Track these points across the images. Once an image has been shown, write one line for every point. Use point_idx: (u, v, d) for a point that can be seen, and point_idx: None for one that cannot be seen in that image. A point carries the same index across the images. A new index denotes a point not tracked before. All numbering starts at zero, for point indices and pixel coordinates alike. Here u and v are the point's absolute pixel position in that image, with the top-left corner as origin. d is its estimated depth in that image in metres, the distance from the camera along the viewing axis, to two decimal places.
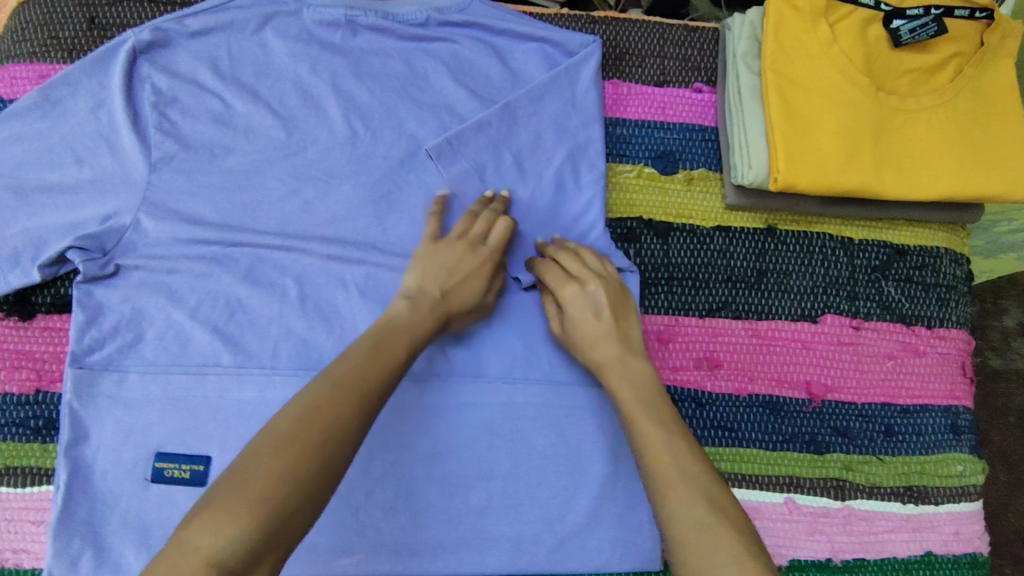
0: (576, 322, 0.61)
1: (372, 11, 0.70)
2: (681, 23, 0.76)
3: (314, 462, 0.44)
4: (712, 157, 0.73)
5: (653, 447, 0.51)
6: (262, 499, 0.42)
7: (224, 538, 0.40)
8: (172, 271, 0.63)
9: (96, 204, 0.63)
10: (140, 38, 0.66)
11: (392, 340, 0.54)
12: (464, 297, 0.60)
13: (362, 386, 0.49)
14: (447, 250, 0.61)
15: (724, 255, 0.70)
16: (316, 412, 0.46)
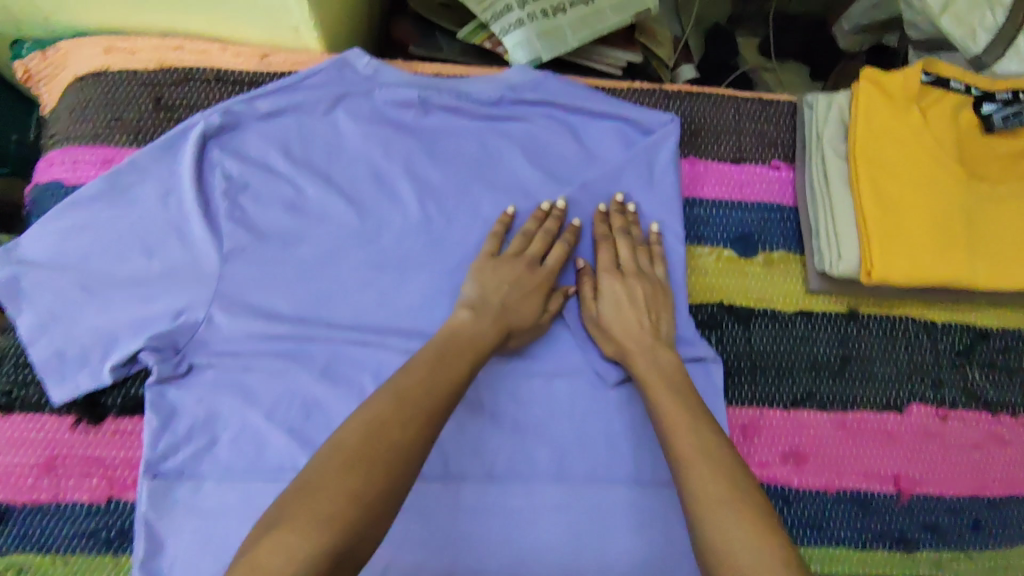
0: (612, 308, 0.62)
1: (444, 91, 0.68)
2: (755, 97, 0.74)
3: (379, 486, 0.44)
4: (792, 238, 0.70)
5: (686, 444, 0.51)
6: (332, 517, 0.41)
7: (292, 552, 0.39)
8: (247, 370, 0.61)
9: (167, 299, 0.61)
10: (210, 122, 0.64)
11: (454, 356, 0.55)
12: (519, 312, 0.61)
13: (421, 404, 0.50)
14: (508, 266, 0.62)
15: (807, 343, 0.68)
16: (380, 430, 0.47)
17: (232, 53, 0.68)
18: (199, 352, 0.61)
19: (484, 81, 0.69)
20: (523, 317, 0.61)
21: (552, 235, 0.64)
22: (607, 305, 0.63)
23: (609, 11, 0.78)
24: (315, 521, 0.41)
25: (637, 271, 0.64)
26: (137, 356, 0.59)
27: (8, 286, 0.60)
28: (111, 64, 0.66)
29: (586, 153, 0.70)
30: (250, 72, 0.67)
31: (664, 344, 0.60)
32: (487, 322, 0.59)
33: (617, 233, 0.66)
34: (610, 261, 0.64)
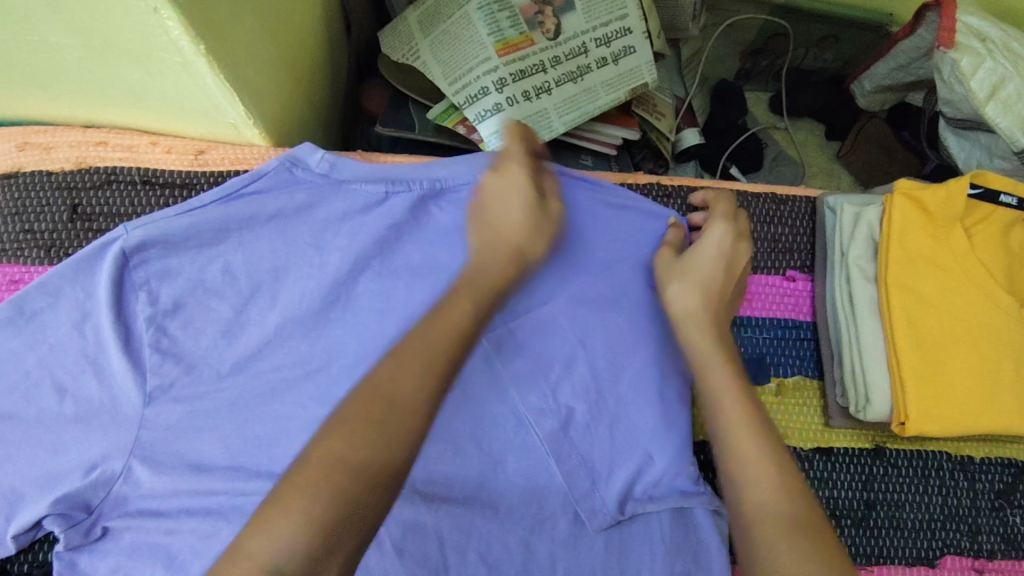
0: (705, 250, 0.57)
1: (413, 183, 0.59)
2: (767, 193, 0.65)
3: (384, 467, 0.37)
4: (808, 361, 0.62)
5: (747, 443, 0.46)
6: (333, 499, 0.34)
7: (284, 538, 0.33)
8: (171, 533, 0.52)
9: (78, 450, 0.52)
10: (131, 238, 0.54)
11: (468, 293, 0.47)
12: (519, 208, 0.51)
13: (436, 359, 0.41)
14: (505, 179, 0.51)
15: (825, 486, 0.59)
16: (384, 398, 0.38)
17: (163, 148, 0.58)
18: (115, 512, 0.52)
19: (459, 164, 0.60)
20: (537, 245, 0.52)
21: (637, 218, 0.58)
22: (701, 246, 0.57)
23: (600, 88, 0.69)
24: (315, 498, 0.34)
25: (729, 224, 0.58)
26: (41, 521, 0.51)
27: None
28: (24, 163, 0.57)
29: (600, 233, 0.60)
30: (183, 172, 0.59)
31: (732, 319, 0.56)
32: (505, 250, 0.50)
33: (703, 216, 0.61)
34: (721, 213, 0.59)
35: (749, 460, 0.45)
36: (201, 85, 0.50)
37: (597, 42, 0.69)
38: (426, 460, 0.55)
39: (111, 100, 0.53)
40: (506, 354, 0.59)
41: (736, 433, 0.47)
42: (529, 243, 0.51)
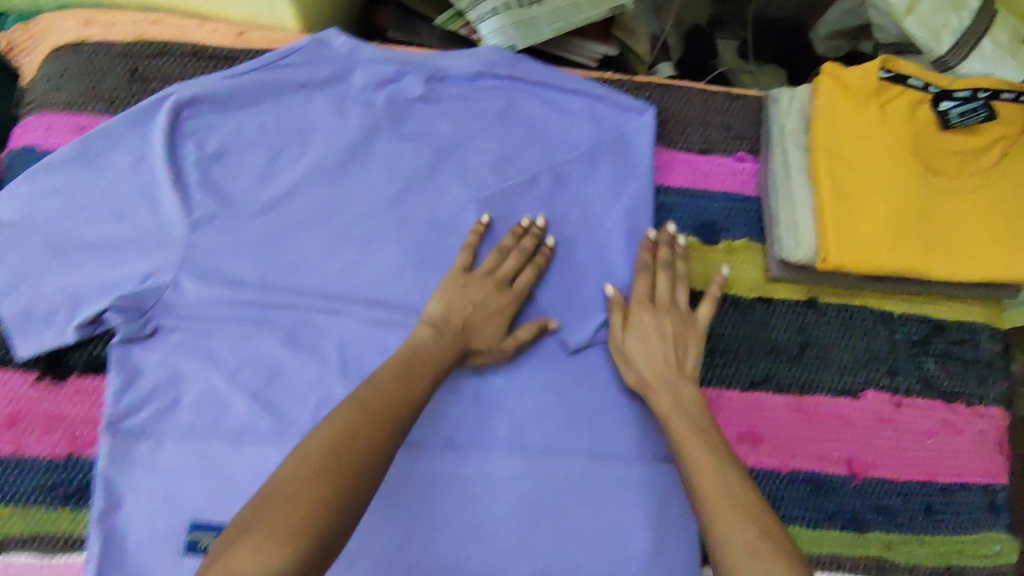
0: (634, 341, 0.63)
1: (423, 68, 0.70)
2: (723, 90, 0.76)
3: (343, 492, 0.45)
4: (755, 227, 0.72)
5: (703, 482, 0.53)
6: (310, 522, 0.42)
7: (266, 561, 0.40)
8: (212, 334, 0.62)
9: (135, 263, 0.62)
10: (184, 93, 0.65)
11: (417, 379, 0.55)
12: (495, 318, 0.62)
13: (396, 410, 0.52)
14: (478, 286, 0.62)
15: (765, 327, 0.70)
16: (345, 440, 0.48)
17: (209, 29, 0.69)
18: (165, 314, 0.62)
19: (462, 56, 0.71)
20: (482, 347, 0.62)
21: (525, 253, 0.65)
22: (634, 336, 0.64)
23: (585, 5, 0.80)
24: (286, 523, 0.42)
25: (667, 303, 0.65)
26: (103, 316, 0.60)
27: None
28: (91, 34, 0.68)
29: (575, 118, 0.72)
30: (226, 46, 0.69)
31: (687, 379, 0.61)
32: (450, 341, 0.59)
33: (659, 265, 0.66)
34: (644, 292, 0.65)
35: (699, 474, 0.53)
36: None
37: None
38: (429, 290, 0.66)
39: None
40: (497, 213, 0.68)
41: (700, 468, 0.54)
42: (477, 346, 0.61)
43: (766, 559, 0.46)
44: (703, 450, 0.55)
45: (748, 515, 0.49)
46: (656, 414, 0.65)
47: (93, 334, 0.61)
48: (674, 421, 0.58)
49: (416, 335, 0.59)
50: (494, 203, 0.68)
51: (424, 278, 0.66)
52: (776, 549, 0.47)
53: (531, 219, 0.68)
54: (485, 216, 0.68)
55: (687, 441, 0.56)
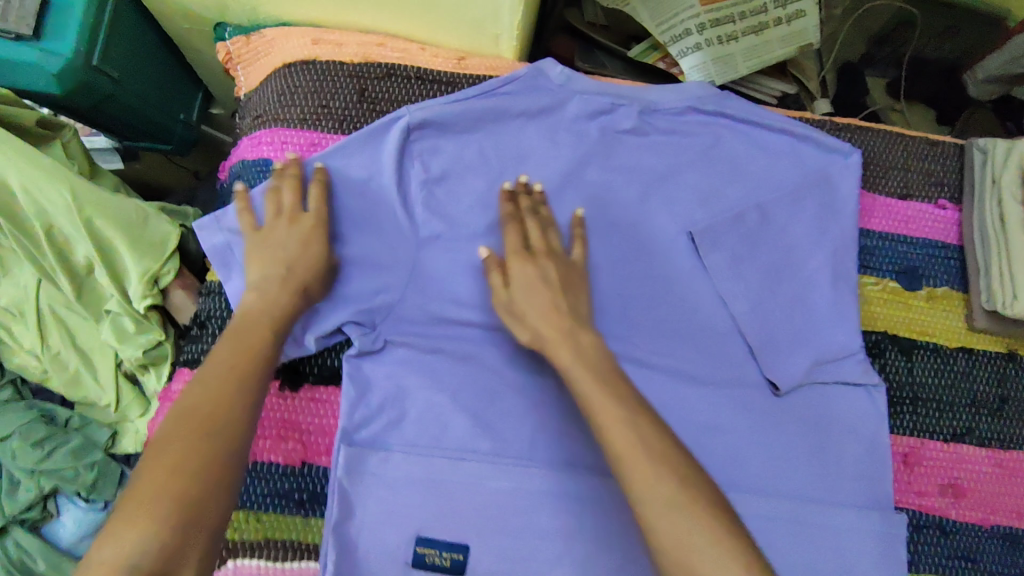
0: (520, 294, 0.58)
1: (636, 101, 0.70)
2: (922, 136, 0.76)
3: (213, 463, 0.45)
4: (955, 276, 0.72)
5: (618, 438, 0.47)
6: (175, 502, 0.43)
7: (143, 547, 0.41)
8: (436, 352, 0.64)
9: (368, 280, 0.64)
10: (415, 115, 0.65)
11: (251, 334, 0.54)
12: (300, 256, 0.59)
13: (252, 369, 0.51)
14: (275, 231, 0.60)
15: (967, 379, 0.70)
16: (185, 415, 0.47)
17: (430, 54, 0.71)
18: (393, 329, 0.64)
19: (672, 91, 0.71)
20: (319, 279, 0.60)
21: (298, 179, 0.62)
22: (519, 293, 0.58)
23: (776, 43, 0.81)
24: (157, 502, 0.43)
25: (546, 251, 0.60)
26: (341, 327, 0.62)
27: (218, 252, 0.63)
28: (319, 54, 0.70)
29: (779, 157, 0.72)
30: (448, 72, 0.71)
31: (585, 326, 0.55)
32: (292, 286, 0.58)
33: (524, 213, 0.62)
34: (516, 245, 0.60)
35: (626, 468, 0.46)
36: None
37: (776, 4, 0.80)
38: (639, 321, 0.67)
39: (408, 4, 0.67)
40: (706, 249, 0.68)
41: (612, 432, 0.48)
42: (310, 277, 0.59)
43: (689, 517, 0.44)
44: (621, 398, 0.49)
45: (670, 472, 0.45)
46: (860, 458, 0.65)
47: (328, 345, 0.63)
48: (577, 382, 0.52)
49: (263, 293, 0.57)
50: (705, 238, 0.68)
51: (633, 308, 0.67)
52: (717, 539, 0.43)
53: (738, 255, 0.68)
54: (695, 249, 0.69)
55: (581, 384, 0.51)
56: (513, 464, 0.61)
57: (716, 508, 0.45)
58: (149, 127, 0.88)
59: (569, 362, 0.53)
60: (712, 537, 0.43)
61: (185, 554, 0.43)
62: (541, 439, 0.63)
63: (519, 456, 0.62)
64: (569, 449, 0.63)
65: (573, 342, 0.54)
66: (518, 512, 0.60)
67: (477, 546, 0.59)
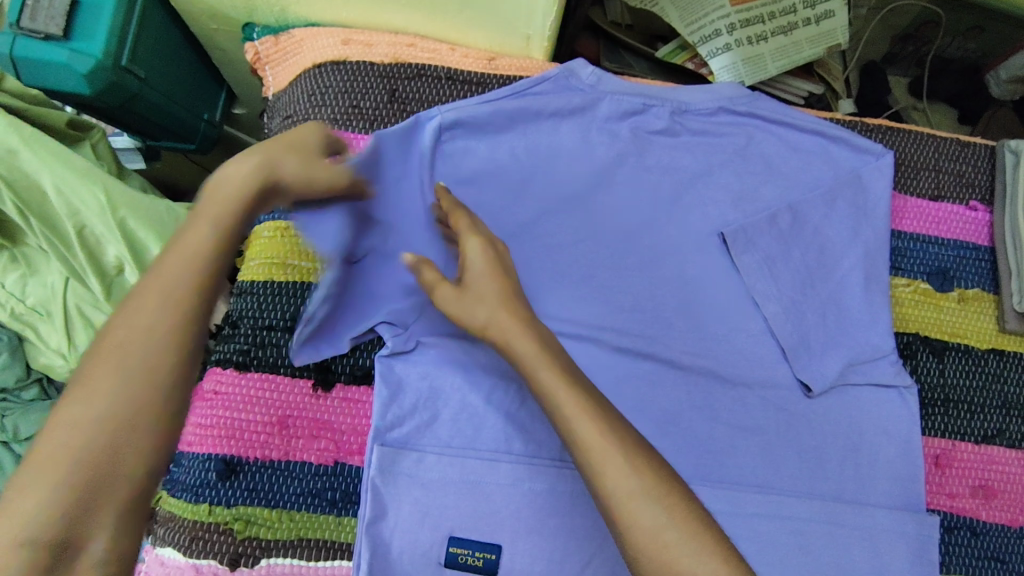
0: (471, 273, 0.58)
1: (667, 102, 0.70)
2: (952, 137, 0.75)
3: (130, 413, 0.44)
4: (986, 277, 0.72)
5: (584, 428, 0.48)
6: (71, 455, 0.42)
7: (46, 506, 0.40)
8: (469, 353, 0.63)
9: (398, 278, 0.64)
10: (446, 116, 0.65)
11: (195, 246, 0.49)
12: (295, 152, 0.56)
13: (179, 291, 0.47)
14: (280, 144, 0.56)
15: (998, 380, 0.69)
16: (105, 354, 0.45)
17: (460, 54, 0.72)
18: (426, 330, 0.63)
19: (703, 92, 0.71)
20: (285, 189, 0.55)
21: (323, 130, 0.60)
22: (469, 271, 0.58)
23: (805, 43, 0.80)
24: (56, 456, 0.42)
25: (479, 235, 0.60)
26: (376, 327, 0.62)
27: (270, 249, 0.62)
28: (349, 54, 0.70)
29: (810, 157, 0.72)
30: (479, 72, 0.71)
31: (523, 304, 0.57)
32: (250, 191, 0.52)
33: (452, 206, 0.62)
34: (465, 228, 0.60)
35: (599, 462, 0.47)
36: None
37: (805, 4, 0.80)
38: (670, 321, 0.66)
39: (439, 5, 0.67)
40: (739, 249, 0.68)
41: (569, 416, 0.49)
42: (287, 167, 0.55)
43: (659, 507, 0.45)
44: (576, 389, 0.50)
45: (638, 464, 0.46)
46: (893, 459, 0.65)
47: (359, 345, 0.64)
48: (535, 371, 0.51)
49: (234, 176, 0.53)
50: (737, 238, 0.68)
51: (665, 309, 0.67)
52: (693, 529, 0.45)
53: (770, 255, 0.68)
54: (726, 249, 0.69)
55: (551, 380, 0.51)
56: (547, 465, 0.61)
57: (685, 511, 0.46)
58: (174, 126, 0.87)
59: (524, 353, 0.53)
60: (684, 527, 0.45)
61: (95, 509, 0.42)
62: None
63: (553, 457, 0.62)
64: None
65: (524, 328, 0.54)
66: (553, 513, 0.60)
67: (511, 546, 0.59)
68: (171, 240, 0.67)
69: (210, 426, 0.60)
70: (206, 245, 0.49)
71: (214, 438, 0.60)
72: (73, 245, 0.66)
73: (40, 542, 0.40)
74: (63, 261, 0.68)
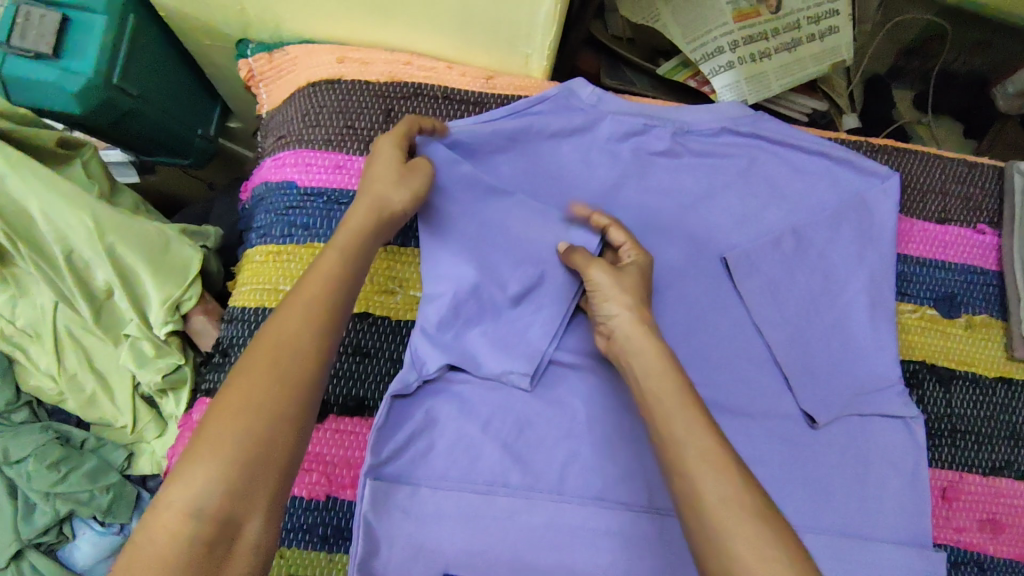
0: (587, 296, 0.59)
1: (669, 122, 0.69)
2: (960, 158, 0.74)
3: (292, 399, 0.45)
4: (994, 303, 0.70)
5: (684, 434, 0.45)
6: (242, 439, 0.43)
7: (201, 485, 0.41)
8: (466, 381, 0.62)
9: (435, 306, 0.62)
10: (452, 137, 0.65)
11: (333, 258, 0.52)
12: (384, 175, 0.57)
13: (317, 301, 0.49)
14: (380, 153, 0.59)
15: (1006, 410, 0.68)
16: (284, 354, 0.46)
17: (458, 73, 0.70)
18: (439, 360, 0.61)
19: (706, 111, 0.70)
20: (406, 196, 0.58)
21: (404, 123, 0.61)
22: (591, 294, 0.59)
23: (809, 60, 0.79)
24: (230, 441, 0.42)
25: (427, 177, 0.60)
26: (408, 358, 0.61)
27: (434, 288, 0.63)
28: (345, 72, 0.68)
29: (815, 180, 0.70)
30: (476, 91, 0.70)
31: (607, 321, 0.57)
32: (374, 213, 0.56)
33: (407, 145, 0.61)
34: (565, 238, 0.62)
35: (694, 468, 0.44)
36: (530, 14, 0.61)
37: (809, 20, 0.79)
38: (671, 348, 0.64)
39: (436, 22, 0.65)
40: (742, 275, 0.66)
41: (674, 421, 0.46)
42: (393, 192, 0.57)
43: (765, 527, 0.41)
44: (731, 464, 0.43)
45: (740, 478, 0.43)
46: (899, 491, 0.63)
47: (365, 378, 0.62)
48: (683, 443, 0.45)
49: (357, 213, 0.55)
50: (740, 264, 0.67)
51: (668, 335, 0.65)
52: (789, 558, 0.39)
53: (773, 281, 0.67)
54: (729, 274, 0.67)
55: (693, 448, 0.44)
56: (546, 499, 0.60)
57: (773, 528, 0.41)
58: (167, 142, 0.86)
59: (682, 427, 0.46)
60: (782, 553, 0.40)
61: (249, 496, 0.42)
62: (573, 472, 0.61)
63: (551, 490, 0.60)
64: (602, 483, 0.61)
65: (681, 393, 0.48)
66: (550, 548, 0.58)
67: None
68: (170, 267, 0.64)
69: None
70: (344, 265, 0.52)
71: None
72: (61, 270, 0.65)
73: (206, 516, 0.40)
74: (51, 284, 0.66)
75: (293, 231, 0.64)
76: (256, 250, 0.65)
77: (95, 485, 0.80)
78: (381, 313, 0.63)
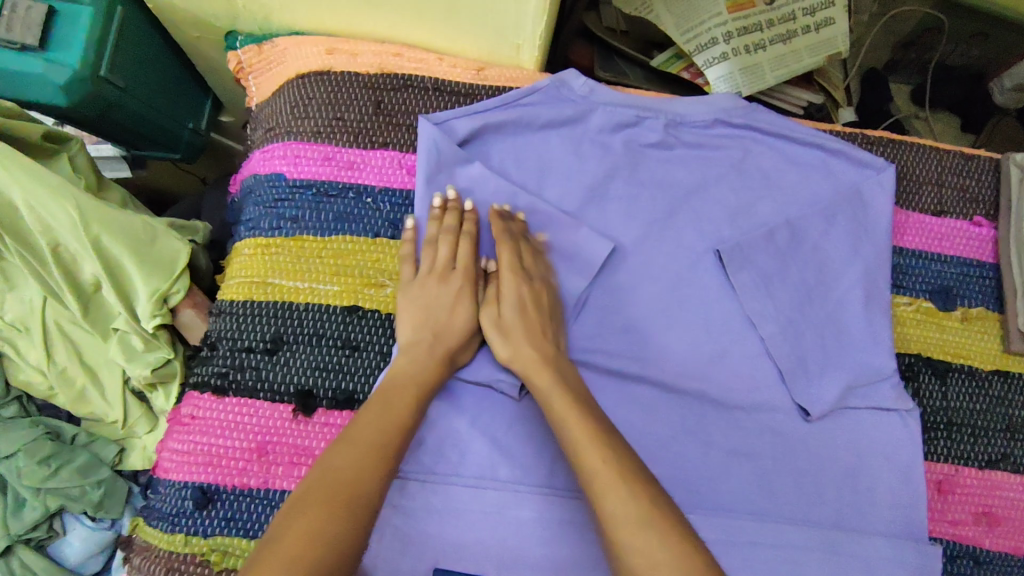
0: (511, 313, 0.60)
1: (661, 114, 0.69)
2: (956, 150, 0.73)
3: (359, 516, 0.43)
4: (990, 296, 0.70)
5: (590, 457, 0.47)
6: (317, 552, 0.40)
7: None
8: (455, 377, 0.61)
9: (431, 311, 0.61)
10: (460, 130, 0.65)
11: (399, 398, 0.53)
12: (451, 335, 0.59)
13: (391, 428, 0.51)
14: (426, 287, 0.60)
15: (1002, 403, 0.67)
16: (355, 477, 0.45)
17: (448, 64, 0.69)
18: None
19: (697, 103, 0.70)
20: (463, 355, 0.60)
21: (456, 231, 0.62)
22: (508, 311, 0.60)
23: (804, 52, 0.78)
24: (301, 547, 0.40)
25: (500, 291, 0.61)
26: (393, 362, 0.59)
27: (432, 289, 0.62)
28: (334, 64, 0.68)
29: (809, 173, 0.70)
30: (467, 83, 0.69)
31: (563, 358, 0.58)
32: (439, 353, 0.58)
33: (445, 231, 0.62)
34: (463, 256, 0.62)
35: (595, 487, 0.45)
36: (520, 4, 0.61)
37: (804, 12, 0.78)
38: (663, 343, 0.64)
39: (426, 11, 0.65)
40: (735, 268, 0.66)
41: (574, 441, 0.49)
42: (460, 351, 0.59)
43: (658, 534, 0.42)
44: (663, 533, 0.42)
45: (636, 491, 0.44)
46: (892, 484, 0.63)
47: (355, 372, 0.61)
48: (618, 530, 0.43)
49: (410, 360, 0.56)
50: (733, 256, 0.66)
51: (660, 329, 0.64)
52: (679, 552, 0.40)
53: (767, 274, 0.66)
54: (722, 267, 0.66)
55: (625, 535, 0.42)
56: (535, 493, 0.59)
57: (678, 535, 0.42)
58: (157, 133, 0.85)
59: (609, 505, 0.44)
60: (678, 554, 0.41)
61: None
62: (563, 467, 0.60)
63: (541, 484, 0.59)
64: None
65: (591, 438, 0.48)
66: (540, 543, 0.58)
67: None
68: (154, 261, 0.63)
69: (186, 453, 0.59)
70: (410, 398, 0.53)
71: (192, 465, 0.58)
72: (47, 263, 0.64)
73: None
74: (37, 277, 0.65)
75: (281, 224, 0.64)
76: (244, 242, 0.64)
77: (87, 480, 0.79)
78: (370, 306, 0.62)
